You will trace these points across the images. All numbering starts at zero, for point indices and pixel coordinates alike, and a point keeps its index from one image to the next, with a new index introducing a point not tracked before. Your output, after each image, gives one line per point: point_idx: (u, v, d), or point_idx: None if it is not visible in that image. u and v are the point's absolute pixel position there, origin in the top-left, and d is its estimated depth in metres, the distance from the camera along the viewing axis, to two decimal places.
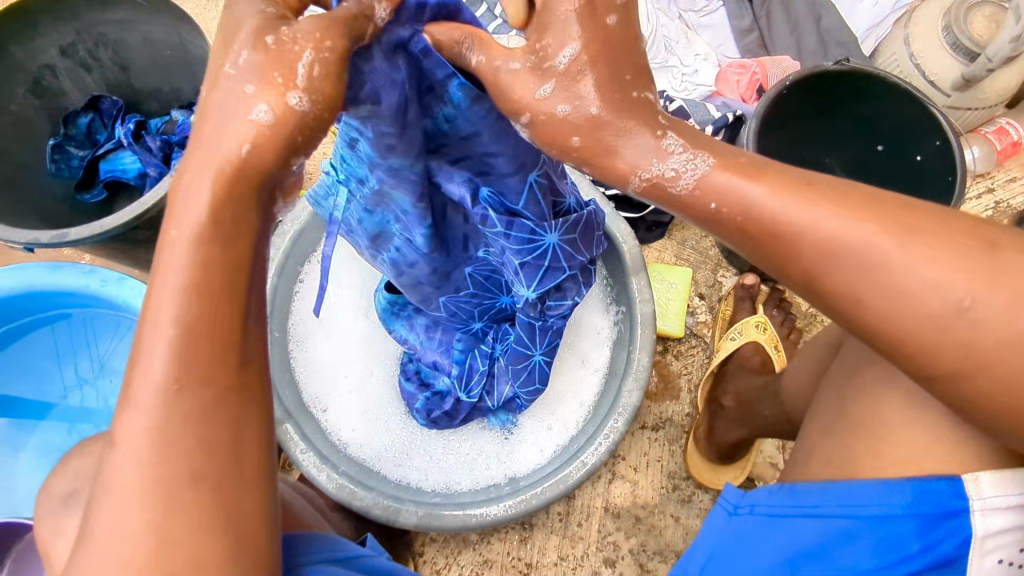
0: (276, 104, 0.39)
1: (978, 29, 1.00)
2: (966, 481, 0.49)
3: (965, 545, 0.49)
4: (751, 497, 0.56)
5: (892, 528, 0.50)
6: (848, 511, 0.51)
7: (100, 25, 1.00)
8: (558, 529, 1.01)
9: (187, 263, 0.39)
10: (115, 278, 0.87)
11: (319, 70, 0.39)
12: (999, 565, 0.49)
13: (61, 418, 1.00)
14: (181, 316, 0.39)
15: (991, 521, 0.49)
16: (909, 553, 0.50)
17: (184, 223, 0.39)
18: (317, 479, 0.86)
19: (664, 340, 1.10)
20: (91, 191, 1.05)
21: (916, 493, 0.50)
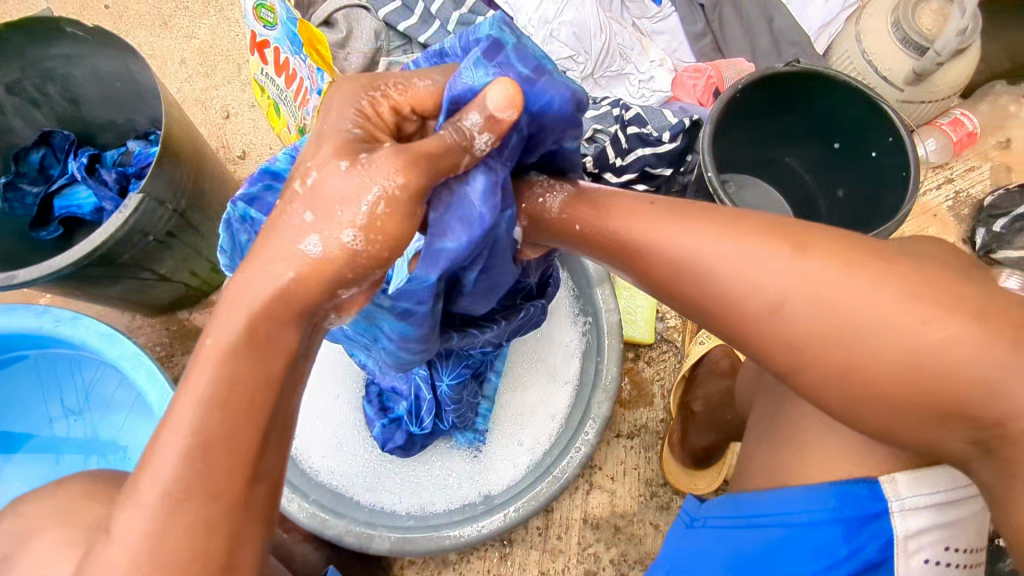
0: (329, 240, 0.42)
1: (926, 23, 1.00)
2: (884, 483, 0.51)
3: (889, 548, 0.50)
4: (705, 510, 0.61)
5: (821, 534, 0.52)
6: (782, 519, 0.54)
7: (45, 60, 0.97)
8: (538, 543, 1.01)
9: (211, 375, 0.40)
10: (69, 317, 0.86)
11: (382, 207, 0.43)
12: (926, 564, 0.50)
13: (43, 450, 0.99)
14: (201, 430, 0.39)
15: (911, 521, 0.50)
16: (838, 558, 0.52)
17: (218, 337, 0.40)
18: (287, 509, 0.85)
19: (635, 347, 1.10)
20: (47, 227, 1.02)
21: (839, 496, 0.52)
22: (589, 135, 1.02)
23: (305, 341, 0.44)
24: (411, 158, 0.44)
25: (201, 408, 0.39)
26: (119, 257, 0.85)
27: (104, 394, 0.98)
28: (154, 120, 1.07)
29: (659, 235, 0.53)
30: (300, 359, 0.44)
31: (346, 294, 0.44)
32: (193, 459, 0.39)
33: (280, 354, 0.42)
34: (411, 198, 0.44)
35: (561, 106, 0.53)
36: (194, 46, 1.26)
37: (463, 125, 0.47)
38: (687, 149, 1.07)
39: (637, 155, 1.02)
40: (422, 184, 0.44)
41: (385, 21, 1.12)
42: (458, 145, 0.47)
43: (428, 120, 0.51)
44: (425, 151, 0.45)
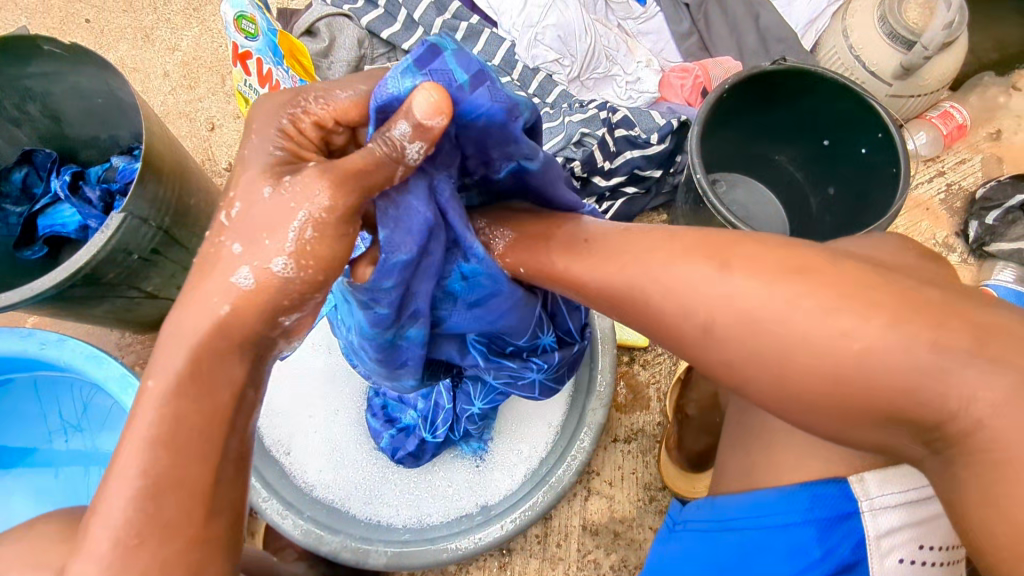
0: (259, 270, 0.42)
1: (913, 17, 1.00)
2: (852, 483, 0.50)
3: (862, 547, 0.50)
4: (683, 515, 0.61)
5: (793, 536, 0.52)
6: (754, 521, 0.54)
7: (23, 79, 0.96)
8: (537, 551, 1.00)
9: (156, 413, 0.40)
10: (54, 339, 0.85)
11: (308, 233, 0.43)
12: (901, 564, 0.49)
13: (45, 464, 0.97)
14: (148, 470, 0.40)
15: (881, 520, 0.50)
16: (813, 559, 0.51)
17: (161, 373, 0.41)
18: (282, 526, 0.85)
19: (630, 350, 1.10)
20: (32, 247, 1.01)
21: (810, 498, 0.51)
22: (577, 139, 0.99)
23: (252, 369, 0.44)
24: (334, 178, 0.43)
25: (147, 446, 0.40)
26: (102, 277, 0.84)
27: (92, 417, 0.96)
28: (137, 134, 1.06)
29: (631, 250, 0.53)
30: (251, 389, 0.44)
31: (288, 319, 0.45)
32: (146, 495, 0.39)
33: (226, 389, 0.43)
34: (338, 219, 0.44)
35: (495, 117, 0.50)
36: (177, 59, 1.25)
37: (392, 137, 0.45)
38: (675, 149, 1.07)
39: (625, 158, 1.02)
40: (354, 203, 0.44)
41: (369, 29, 1.11)
42: (392, 160, 0.46)
43: (359, 130, 0.50)
44: (353, 170, 0.44)
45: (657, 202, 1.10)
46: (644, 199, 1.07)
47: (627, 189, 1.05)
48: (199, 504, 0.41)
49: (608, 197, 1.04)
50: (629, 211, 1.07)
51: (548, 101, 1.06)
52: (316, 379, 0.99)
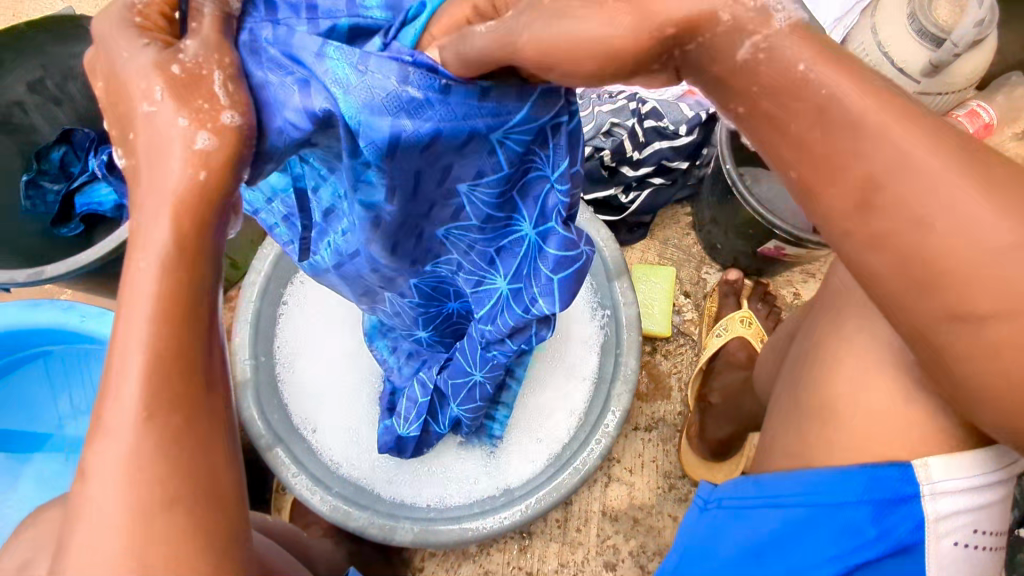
0: (216, 130, 0.39)
1: (943, 15, 1.01)
2: (916, 468, 0.50)
3: (919, 530, 0.50)
4: (717, 492, 0.61)
5: (847, 515, 0.53)
6: (806, 499, 0.55)
7: (67, 59, 0.99)
8: (557, 535, 1.01)
9: (155, 291, 0.39)
10: (95, 313, 0.88)
11: (232, 87, 0.40)
12: (955, 547, 0.50)
13: (57, 448, 0.99)
14: (157, 347, 0.39)
15: (942, 504, 0.49)
16: (866, 539, 0.53)
17: (151, 248, 0.39)
18: (310, 502, 0.87)
19: (652, 340, 1.11)
20: (68, 224, 1.03)
21: (869, 479, 0.52)
22: (606, 129, 1.01)
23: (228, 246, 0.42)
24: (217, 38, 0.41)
25: (155, 326, 0.39)
26: None
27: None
28: None
29: None
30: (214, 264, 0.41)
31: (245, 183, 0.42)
32: (155, 388, 0.39)
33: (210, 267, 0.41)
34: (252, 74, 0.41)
35: None
36: None
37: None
38: (703, 142, 1.08)
39: (654, 148, 1.03)
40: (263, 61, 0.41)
41: None
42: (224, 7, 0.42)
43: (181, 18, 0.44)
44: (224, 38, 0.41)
45: (683, 193, 1.12)
46: (670, 190, 1.10)
47: (654, 180, 1.07)
48: (195, 386, 0.41)
49: (634, 186, 1.07)
50: (655, 202, 1.09)
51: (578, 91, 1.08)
52: (345, 360, 1.01)
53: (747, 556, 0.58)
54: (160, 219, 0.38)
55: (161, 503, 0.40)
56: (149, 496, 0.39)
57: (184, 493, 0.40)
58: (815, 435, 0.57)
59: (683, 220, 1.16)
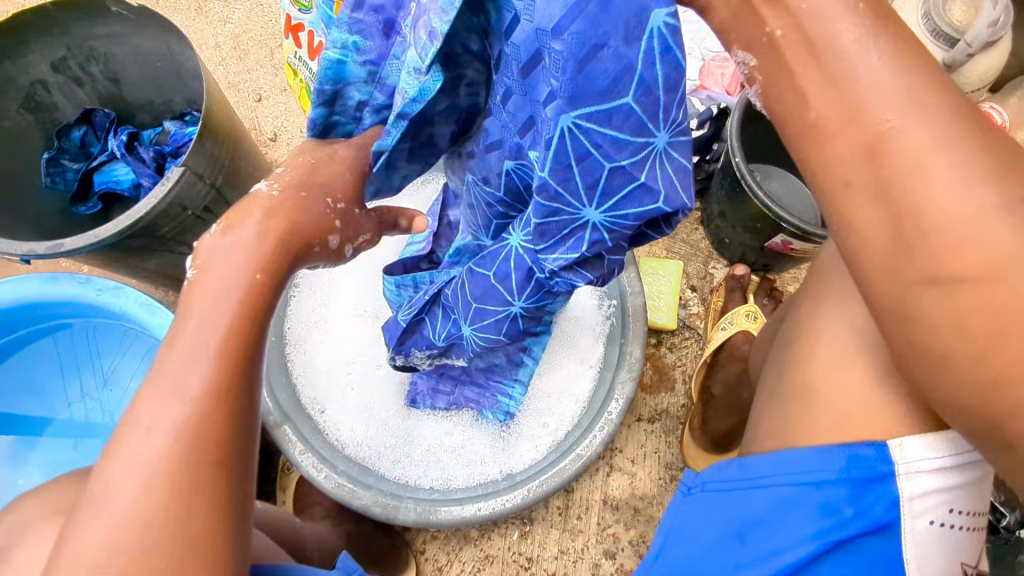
0: (341, 242, 0.56)
1: (957, 15, 1.01)
2: (891, 447, 0.51)
3: (894, 509, 0.51)
4: (702, 476, 0.64)
5: (827, 495, 0.53)
6: (790, 479, 0.55)
7: (90, 40, 1.00)
8: (558, 522, 1.02)
9: (229, 314, 0.45)
10: (111, 286, 0.90)
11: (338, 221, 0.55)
12: (929, 526, 0.50)
13: (72, 423, 1.02)
14: (213, 378, 0.42)
15: (916, 483, 0.50)
16: (842, 518, 0.53)
17: (213, 276, 0.46)
18: (315, 479, 0.89)
19: (658, 332, 1.11)
20: (87, 203, 1.06)
21: (850, 459, 0.52)
22: None
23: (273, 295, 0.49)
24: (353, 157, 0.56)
25: (198, 348, 0.42)
26: (158, 228, 0.88)
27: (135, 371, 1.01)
28: (190, 100, 1.10)
29: None
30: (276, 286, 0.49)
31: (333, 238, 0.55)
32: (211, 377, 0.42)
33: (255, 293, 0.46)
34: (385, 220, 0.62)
35: None
36: (228, 31, 1.29)
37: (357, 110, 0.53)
38: (714, 137, 1.09)
39: None
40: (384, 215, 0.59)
41: None
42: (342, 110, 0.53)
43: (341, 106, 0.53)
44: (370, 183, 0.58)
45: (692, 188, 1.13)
46: None
47: None
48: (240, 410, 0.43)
49: None
50: None
51: None
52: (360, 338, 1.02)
53: (732, 538, 0.59)
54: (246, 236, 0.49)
55: (190, 487, 0.40)
56: (167, 485, 0.40)
57: (195, 481, 0.40)
58: (799, 415, 0.58)
59: (691, 214, 1.17)
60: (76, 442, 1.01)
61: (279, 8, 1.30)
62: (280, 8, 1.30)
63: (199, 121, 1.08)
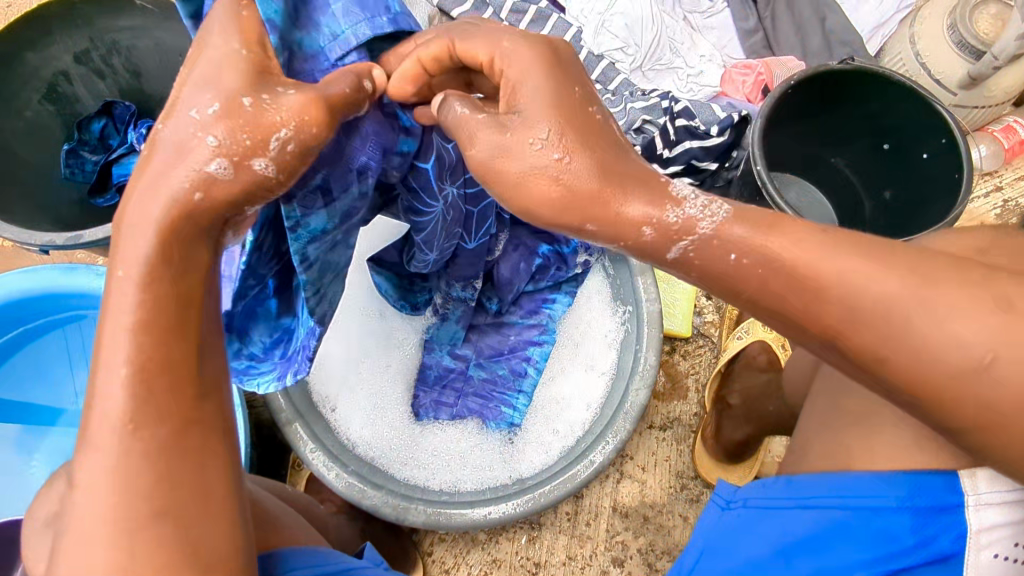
0: (237, 163, 0.43)
1: (983, 27, 1.00)
2: (962, 477, 0.51)
3: (961, 540, 0.50)
4: (742, 492, 0.61)
5: (887, 523, 0.53)
6: (842, 500, 0.54)
7: (113, 32, 1.02)
8: (566, 528, 1.01)
9: (134, 302, 0.42)
10: None
11: (291, 146, 0.44)
12: (995, 559, 0.50)
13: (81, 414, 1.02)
14: (138, 356, 0.42)
15: (985, 515, 0.50)
16: (905, 547, 0.52)
17: (131, 261, 0.42)
18: (326, 477, 0.87)
19: (671, 340, 1.11)
20: (104, 195, 1.05)
21: (909, 485, 0.52)
22: (637, 125, 1.04)
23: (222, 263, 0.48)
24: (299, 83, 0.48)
25: (127, 326, 0.42)
26: None
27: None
28: None
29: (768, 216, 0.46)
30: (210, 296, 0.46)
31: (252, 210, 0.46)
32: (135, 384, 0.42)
33: (197, 269, 0.44)
34: (320, 136, 0.44)
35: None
36: None
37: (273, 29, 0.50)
38: (734, 144, 1.07)
39: (684, 147, 1.03)
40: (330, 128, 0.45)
41: (440, 8, 1.14)
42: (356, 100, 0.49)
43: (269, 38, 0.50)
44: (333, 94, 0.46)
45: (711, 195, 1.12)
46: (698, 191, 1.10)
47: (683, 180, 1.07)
48: (174, 386, 0.43)
49: None
50: None
51: (611, 87, 1.09)
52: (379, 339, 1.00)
53: (775, 556, 0.57)
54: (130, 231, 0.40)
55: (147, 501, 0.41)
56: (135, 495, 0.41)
57: (170, 495, 0.42)
58: None
59: None
60: None
61: None
62: None
63: None
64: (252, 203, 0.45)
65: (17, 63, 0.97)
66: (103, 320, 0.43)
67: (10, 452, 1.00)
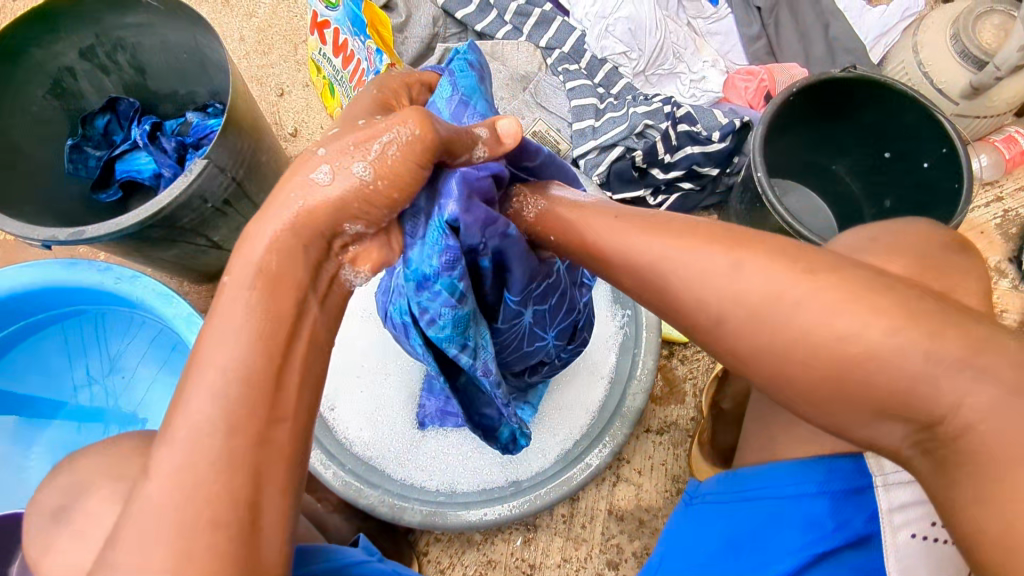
0: (339, 169, 0.45)
1: (986, 38, 1.00)
2: (868, 459, 0.54)
3: (874, 522, 0.54)
4: (701, 489, 0.66)
5: (810, 508, 0.56)
6: (773, 491, 0.58)
7: (119, 29, 1.02)
8: (562, 531, 1.02)
9: (245, 311, 0.42)
10: (129, 275, 0.90)
11: (393, 151, 0.45)
12: (913, 539, 0.52)
13: (80, 409, 1.03)
14: (239, 364, 0.41)
15: (895, 495, 0.53)
16: (828, 530, 0.55)
17: (242, 268, 0.43)
18: (323, 476, 0.90)
19: (670, 344, 1.11)
20: (107, 190, 1.06)
21: (828, 471, 0.55)
22: (639, 130, 1.03)
23: (323, 315, 0.46)
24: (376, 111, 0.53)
25: (231, 331, 0.42)
26: (179, 219, 0.88)
27: (145, 352, 1.03)
28: (214, 92, 1.10)
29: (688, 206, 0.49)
30: (317, 314, 0.46)
31: (350, 228, 0.47)
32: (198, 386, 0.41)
33: (287, 293, 0.44)
34: (424, 150, 0.46)
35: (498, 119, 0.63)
36: (253, 24, 1.29)
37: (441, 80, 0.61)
38: (735, 150, 1.08)
39: (685, 153, 1.04)
40: (435, 145, 0.46)
41: (445, 9, 1.15)
42: (467, 138, 0.50)
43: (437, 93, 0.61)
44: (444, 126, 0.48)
45: (710, 200, 1.12)
46: (699, 196, 1.10)
47: (683, 185, 1.07)
48: (258, 396, 0.41)
49: (663, 190, 1.07)
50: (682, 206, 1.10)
51: (613, 92, 1.11)
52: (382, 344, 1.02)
53: (726, 550, 0.59)
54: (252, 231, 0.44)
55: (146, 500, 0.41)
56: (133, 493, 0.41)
57: None
58: None
59: None
60: (81, 429, 1.01)
61: (305, 5, 1.31)
62: (306, 5, 1.31)
63: (222, 113, 1.08)
64: (353, 212, 0.46)
65: (23, 58, 0.97)
66: (205, 335, 0.42)
67: (8, 443, 1.01)
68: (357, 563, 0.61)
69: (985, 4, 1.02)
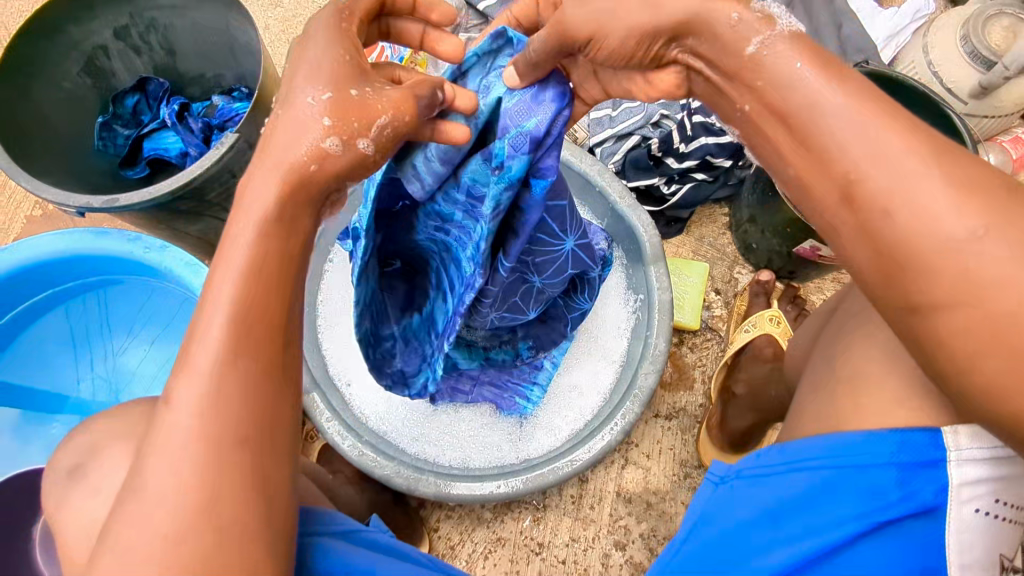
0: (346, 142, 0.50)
1: (995, 39, 1.03)
2: (946, 434, 0.51)
3: (943, 493, 0.51)
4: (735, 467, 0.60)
5: (874, 477, 0.53)
6: (832, 462, 0.55)
7: (152, 10, 1.05)
8: (570, 510, 1.03)
9: (251, 244, 0.48)
10: (157, 245, 0.93)
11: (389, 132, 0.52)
12: (976, 514, 0.50)
13: (75, 409, 1.05)
14: (246, 303, 0.47)
15: (966, 470, 0.51)
16: (892, 500, 0.52)
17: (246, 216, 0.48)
18: (339, 445, 0.89)
19: (680, 332, 1.13)
20: (134, 167, 1.09)
21: (898, 441, 0.53)
22: (655, 120, 1.08)
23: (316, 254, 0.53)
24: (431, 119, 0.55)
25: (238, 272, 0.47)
26: (207, 192, 0.91)
27: (143, 356, 1.07)
28: (240, 76, 1.13)
29: None
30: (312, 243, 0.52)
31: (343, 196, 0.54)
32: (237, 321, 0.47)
33: (300, 234, 0.50)
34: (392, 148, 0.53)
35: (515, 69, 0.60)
36: (278, 14, 1.33)
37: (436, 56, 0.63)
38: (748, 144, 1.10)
39: (700, 143, 1.06)
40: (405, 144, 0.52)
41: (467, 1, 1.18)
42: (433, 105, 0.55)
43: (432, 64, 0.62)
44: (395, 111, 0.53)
45: (722, 193, 1.14)
46: (711, 187, 1.12)
47: (696, 175, 1.10)
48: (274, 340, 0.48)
49: (677, 179, 1.10)
50: (696, 197, 1.11)
51: None
52: None
53: (764, 518, 0.57)
54: (270, 186, 0.48)
55: None
56: None
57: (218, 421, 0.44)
58: (844, 402, 0.59)
59: (720, 220, 1.19)
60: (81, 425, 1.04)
61: None
62: None
63: (247, 97, 1.11)
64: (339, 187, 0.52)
65: (59, 35, 0.99)
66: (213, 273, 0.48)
67: (8, 438, 1.02)
68: (353, 530, 0.62)
69: (995, 7, 1.04)
